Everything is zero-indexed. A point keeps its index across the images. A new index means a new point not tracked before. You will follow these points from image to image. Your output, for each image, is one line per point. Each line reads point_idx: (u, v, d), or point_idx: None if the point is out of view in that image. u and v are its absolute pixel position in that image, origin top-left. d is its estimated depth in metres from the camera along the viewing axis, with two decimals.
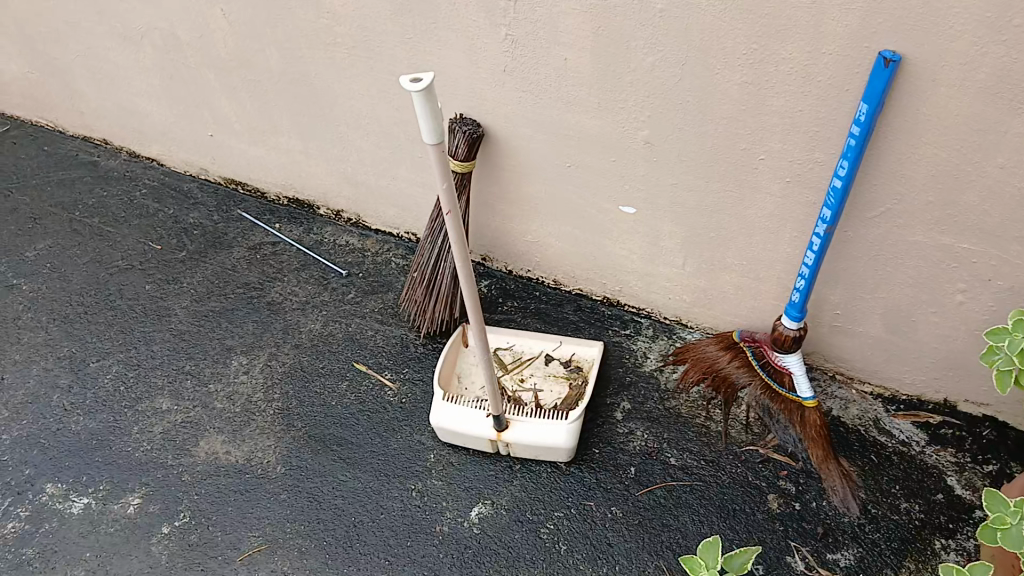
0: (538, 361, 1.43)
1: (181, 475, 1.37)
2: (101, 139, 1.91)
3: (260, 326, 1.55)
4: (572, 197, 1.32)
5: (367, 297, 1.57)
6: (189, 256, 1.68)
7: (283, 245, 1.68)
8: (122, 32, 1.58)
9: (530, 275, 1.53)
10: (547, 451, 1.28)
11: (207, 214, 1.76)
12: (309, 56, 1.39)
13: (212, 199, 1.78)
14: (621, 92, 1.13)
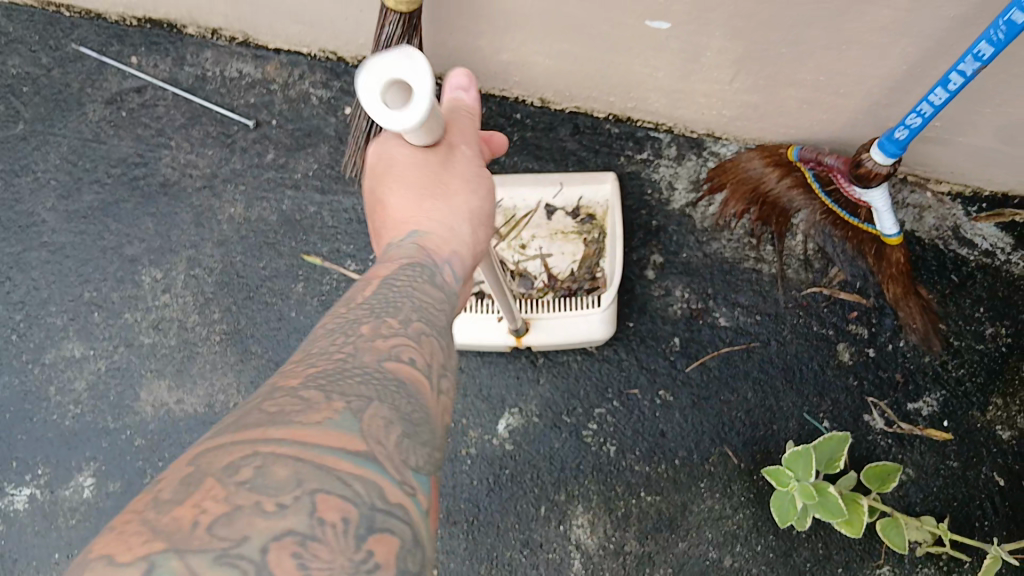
0: (536, 212, 1.13)
1: (133, 440, 1.11)
2: None
3: (163, 221, 1.18)
4: (567, 12, 0.93)
5: (292, 156, 1.19)
6: (29, 130, 1.22)
7: (152, 90, 1.22)
8: None
9: (505, 93, 1.16)
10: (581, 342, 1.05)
11: (28, 55, 1.25)
12: None
13: (26, 29, 1.26)
14: None
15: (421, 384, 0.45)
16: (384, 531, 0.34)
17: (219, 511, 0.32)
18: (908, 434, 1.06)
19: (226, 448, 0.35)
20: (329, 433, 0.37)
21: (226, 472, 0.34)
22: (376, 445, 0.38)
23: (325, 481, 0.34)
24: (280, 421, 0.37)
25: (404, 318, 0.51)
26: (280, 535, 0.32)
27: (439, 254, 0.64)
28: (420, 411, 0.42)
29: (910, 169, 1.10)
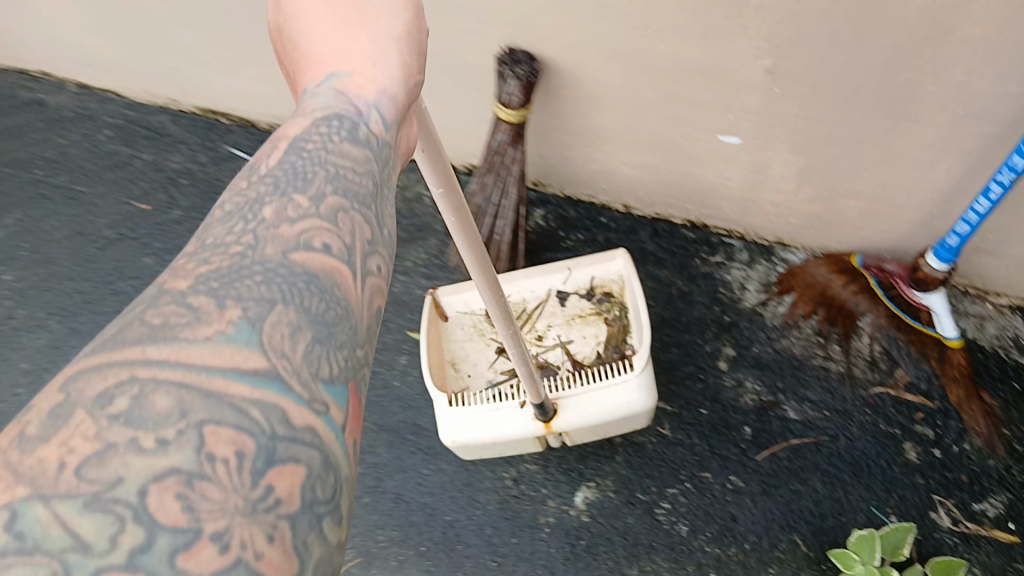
0: (552, 300, 1.20)
1: None
2: (37, 71, 1.56)
3: None
4: (651, 127, 1.09)
5: (406, 245, 1.35)
6: (185, 216, 1.43)
7: None
8: None
9: (592, 199, 1.31)
10: (618, 417, 1.07)
11: (191, 155, 1.48)
12: None
13: (192, 134, 1.50)
14: (740, 18, 0.87)
15: (335, 276, 0.42)
16: (289, 459, 0.35)
17: (87, 449, 0.31)
18: (973, 533, 1.09)
19: (101, 371, 0.34)
20: (217, 352, 0.36)
21: (97, 402, 0.33)
22: (279, 360, 0.37)
23: (213, 410, 0.34)
24: (158, 339, 0.36)
25: (317, 191, 0.46)
26: (161, 474, 0.32)
27: (362, 98, 0.54)
28: (337, 311, 0.41)
29: (970, 280, 1.18)
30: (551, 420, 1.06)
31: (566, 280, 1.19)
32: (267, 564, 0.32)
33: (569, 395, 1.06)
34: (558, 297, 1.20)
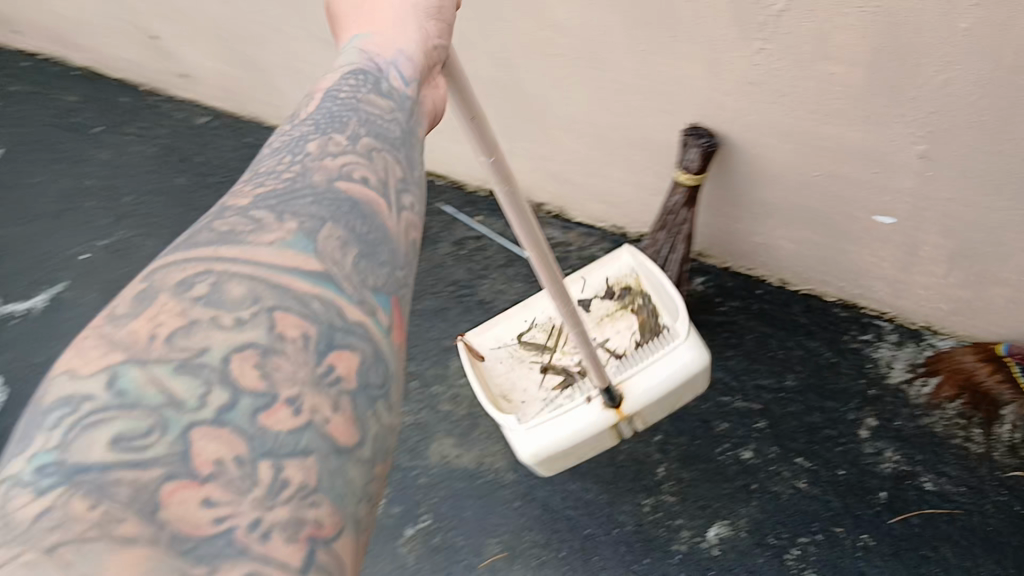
0: (576, 309, 1.43)
1: (418, 477, 1.41)
2: None
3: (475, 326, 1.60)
4: (813, 204, 1.25)
5: None
6: None
7: (487, 240, 1.72)
8: (323, 38, 1.58)
9: (751, 272, 1.48)
10: (684, 382, 1.22)
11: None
12: (522, 62, 1.36)
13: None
14: (900, 107, 1.03)
15: (373, 205, 0.56)
16: (345, 347, 0.46)
17: (175, 323, 0.43)
18: None
19: (185, 266, 0.47)
20: (277, 256, 0.48)
21: (183, 287, 0.45)
22: (330, 267, 0.50)
23: (281, 301, 0.46)
24: (234, 244, 0.49)
25: (352, 134, 0.61)
26: (241, 346, 0.43)
27: (384, 54, 0.71)
28: (375, 233, 0.54)
29: None
30: (620, 403, 1.20)
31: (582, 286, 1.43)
32: (334, 428, 0.42)
33: (628, 379, 1.22)
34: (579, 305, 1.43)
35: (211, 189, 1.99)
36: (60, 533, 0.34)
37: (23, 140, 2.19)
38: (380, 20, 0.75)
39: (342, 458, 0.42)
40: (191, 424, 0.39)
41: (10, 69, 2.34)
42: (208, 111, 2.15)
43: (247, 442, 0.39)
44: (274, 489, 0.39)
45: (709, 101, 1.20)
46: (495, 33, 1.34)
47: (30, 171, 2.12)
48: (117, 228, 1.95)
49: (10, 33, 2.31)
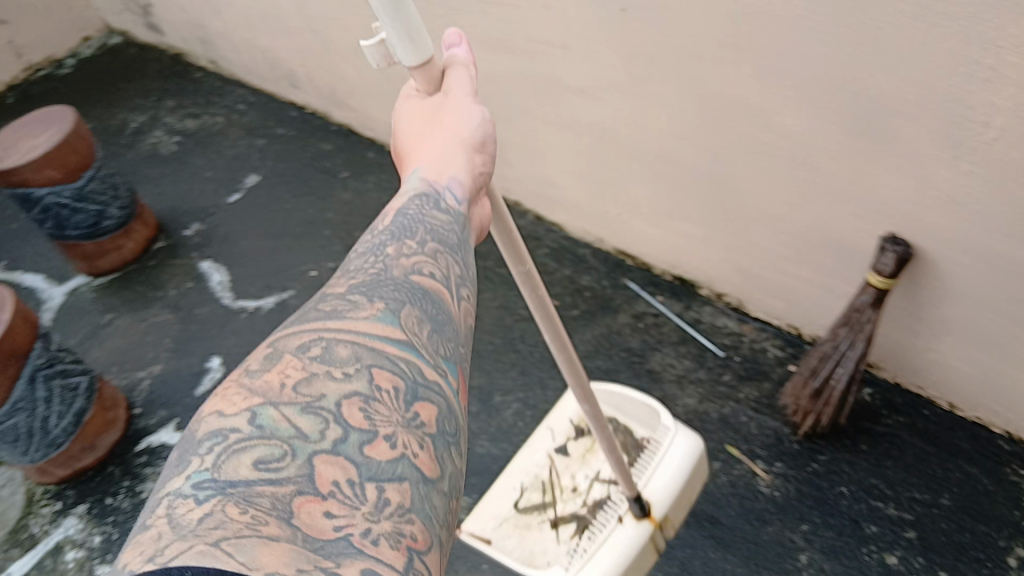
0: (559, 456, 1.61)
1: None
2: (512, 201, 2.27)
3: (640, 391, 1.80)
4: (997, 325, 1.34)
5: (741, 382, 1.77)
6: (580, 315, 1.97)
7: (663, 318, 1.91)
8: (562, 120, 1.75)
9: (920, 390, 1.62)
10: (691, 466, 1.46)
11: (597, 279, 2.04)
12: (738, 166, 1.48)
13: (603, 264, 2.07)
14: None
15: (437, 291, 0.84)
16: (423, 398, 0.72)
17: (298, 376, 0.69)
18: None
19: (302, 335, 0.73)
20: (370, 326, 0.75)
21: (302, 350, 0.71)
22: (412, 338, 0.76)
23: (378, 361, 0.72)
24: (336, 320, 0.76)
25: (422, 240, 0.90)
26: (347, 394, 0.68)
27: (440, 181, 0.98)
28: (440, 311, 0.82)
29: None
30: (649, 511, 1.40)
31: (552, 435, 1.64)
32: (421, 463, 0.67)
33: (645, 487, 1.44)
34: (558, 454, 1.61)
35: None
36: (220, 530, 0.55)
37: (284, 175, 2.64)
38: (433, 156, 1.00)
39: (429, 484, 0.66)
40: (313, 451, 0.63)
41: (285, 116, 2.85)
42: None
43: (356, 467, 0.64)
44: (379, 507, 0.62)
45: (910, 214, 1.29)
46: (721, 133, 1.45)
47: (285, 198, 2.55)
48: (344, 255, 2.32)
49: (289, 87, 2.78)
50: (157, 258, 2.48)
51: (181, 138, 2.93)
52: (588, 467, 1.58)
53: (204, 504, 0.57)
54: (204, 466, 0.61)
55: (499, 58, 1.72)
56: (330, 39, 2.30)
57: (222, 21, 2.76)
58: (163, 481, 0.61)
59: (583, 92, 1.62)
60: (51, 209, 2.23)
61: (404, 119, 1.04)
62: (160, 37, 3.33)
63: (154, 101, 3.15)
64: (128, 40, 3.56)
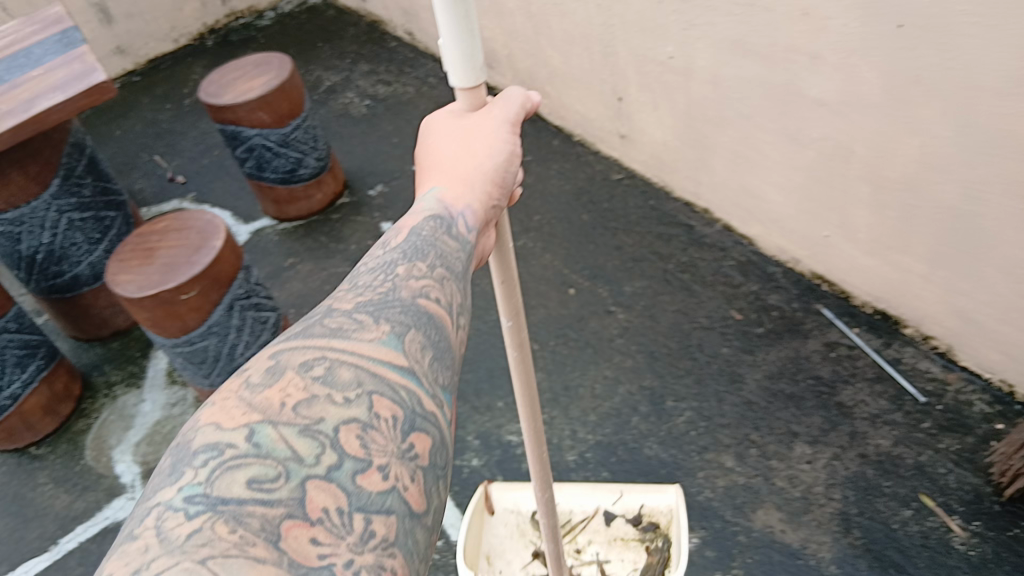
0: (601, 515, 1.50)
1: (737, 534, 1.57)
2: (702, 208, 2.21)
3: (828, 422, 1.71)
4: None
5: (941, 431, 1.66)
6: (766, 333, 1.89)
7: (860, 351, 1.82)
8: (793, 133, 1.71)
9: None
10: None
11: (787, 299, 1.95)
12: (994, 201, 1.42)
13: (795, 286, 1.97)
14: None
15: (441, 317, 0.88)
16: (420, 428, 0.73)
17: (299, 396, 0.69)
18: None
19: (303, 351, 0.74)
20: (374, 350, 0.77)
21: (303, 368, 0.72)
22: (411, 365, 0.79)
23: (378, 388, 0.73)
24: (339, 339, 0.77)
25: (432, 267, 0.95)
26: (345, 420, 0.68)
27: (456, 206, 1.05)
28: (440, 337, 0.86)
29: None
30: None
31: (618, 503, 1.48)
32: (410, 497, 0.67)
33: None
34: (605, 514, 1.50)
35: (607, 231, 2.27)
36: (207, 548, 0.56)
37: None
38: (457, 180, 1.08)
39: (414, 519, 0.67)
40: (307, 475, 0.63)
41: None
42: (624, 169, 2.43)
43: (346, 496, 0.64)
44: (363, 538, 0.62)
45: None
46: (988, 167, 1.39)
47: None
48: (522, 236, 2.31)
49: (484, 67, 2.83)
50: (340, 211, 2.55)
51: (370, 101, 3.00)
52: (609, 552, 1.48)
53: (194, 519, 0.57)
54: (198, 480, 0.61)
55: (742, 64, 1.72)
56: (542, 23, 2.33)
57: None
58: (155, 490, 0.61)
59: (830, 108, 1.59)
60: (256, 150, 2.34)
61: (434, 135, 1.11)
62: (361, 2, 3.44)
63: (348, 62, 3.24)
64: (327, 2, 3.68)
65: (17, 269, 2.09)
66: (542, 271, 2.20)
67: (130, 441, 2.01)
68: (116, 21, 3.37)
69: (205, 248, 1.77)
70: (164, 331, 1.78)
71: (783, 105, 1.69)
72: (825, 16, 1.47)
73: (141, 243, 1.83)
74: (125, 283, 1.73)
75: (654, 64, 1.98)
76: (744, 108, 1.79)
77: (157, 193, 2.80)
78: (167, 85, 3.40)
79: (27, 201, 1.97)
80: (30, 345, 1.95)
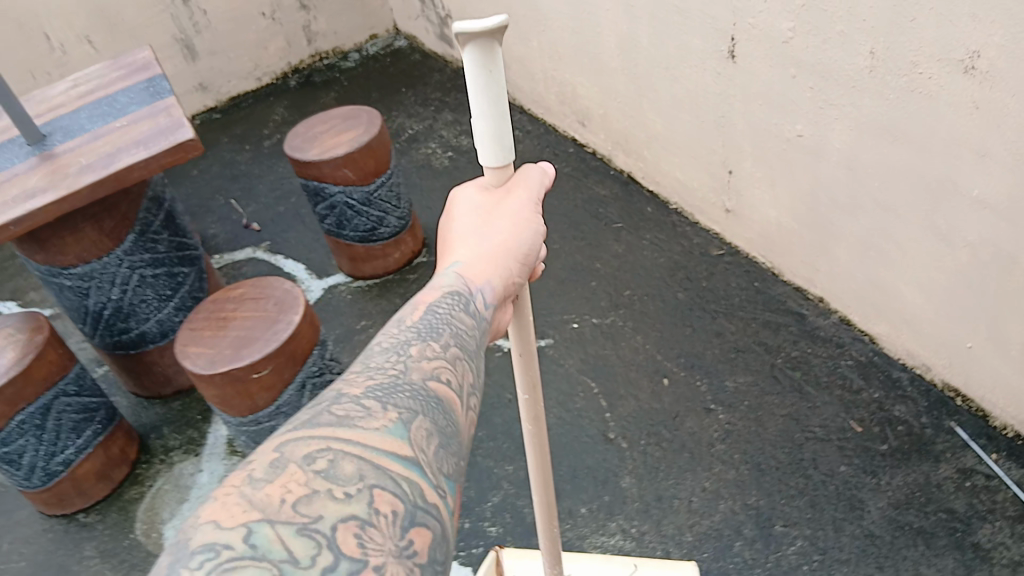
0: None
1: None
2: (817, 296, 2.01)
3: (962, 568, 1.48)
4: None
5: None
6: (890, 452, 1.68)
7: (999, 482, 1.59)
8: (941, 232, 1.54)
9: None
10: None
11: (915, 412, 1.74)
12: None
13: (924, 398, 1.76)
14: None
15: (450, 400, 0.84)
16: (420, 523, 0.69)
17: (300, 491, 0.66)
18: None
19: (307, 441, 0.71)
20: (378, 440, 0.74)
21: (306, 461, 0.69)
22: (416, 454, 0.75)
23: (380, 481, 0.69)
24: (344, 427, 0.74)
25: (447, 343, 0.92)
26: (345, 517, 0.65)
27: (476, 281, 1.02)
28: (446, 423, 0.82)
29: None
30: None
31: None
32: None
33: None
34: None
35: (706, 312, 2.07)
36: None
37: (555, 215, 2.50)
38: (476, 255, 1.04)
39: None
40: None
41: (562, 151, 2.75)
42: (725, 245, 2.23)
43: None
44: None
45: None
46: None
47: (554, 237, 2.41)
48: (611, 312, 2.14)
49: (576, 125, 2.69)
50: (417, 271, 2.44)
51: (453, 153, 2.90)
52: None
53: None
54: None
55: (889, 151, 1.56)
56: (646, 87, 2.19)
57: (525, 48, 2.72)
58: None
59: (995, 212, 1.41)
60: (337, 206, 2.27)
61: (456, 211, 1.09)
62: (447, 48, 3.34)
63: (432, 110, 3.15)
64: (413, 45, 3.60)
65: (84, 323, 1.99)
66: (634, 355, 2.01)
67: (183, 515, 1.86)
68: (200, 58, 3.34)
69: (282, 321, 1.65)
70: (231, 409, 1.65)
71: (933, 199, 1.52)
72: (1003, 112, 1.31)
73: (215, 311, 1.71)
74: (194, 356, 1.61)
75: (776, 140, 1.83)
76: (885, 197, 1.62)
77: (231, 239, 2.71)
78: (246, 125, 3.35)
79: (99, 257, 1.88)
80: (88, 409, 1.84)
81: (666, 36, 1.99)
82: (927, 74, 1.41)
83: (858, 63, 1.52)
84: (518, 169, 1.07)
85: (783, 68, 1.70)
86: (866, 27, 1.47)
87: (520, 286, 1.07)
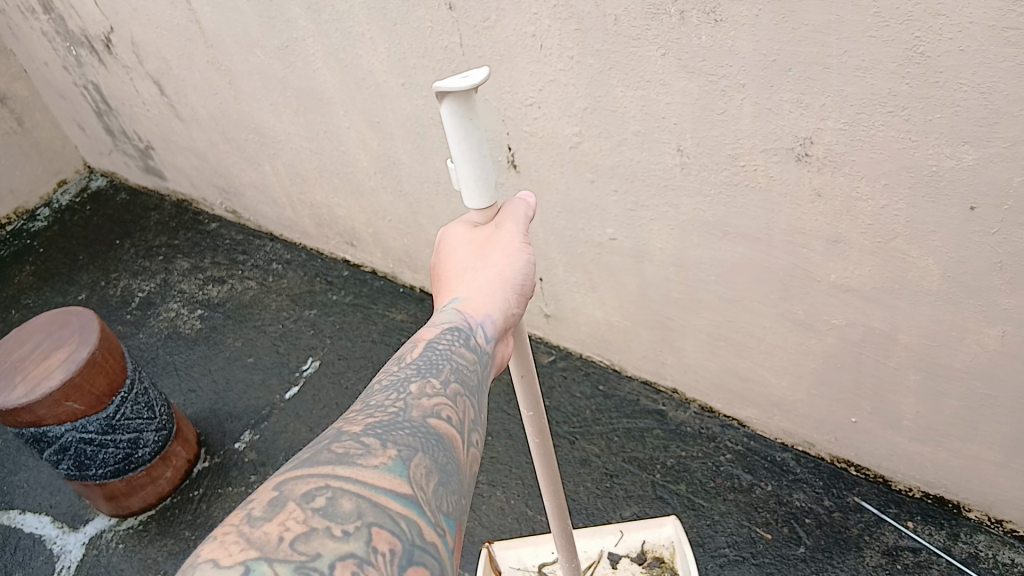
0: (605, 560, 1.43)
1: None
2: (669, 387, 1.81)
3: None
4: None
5: None
6: (811, 555, 1.50)
7: (927, 553, 1.46)
8: (803, 320, 1.38)
9: None
10: None
11: (816, 497, 1.58)
12: None
13: (817, 476, 1.61)
14: None
15: (452, 437, 0.79)
16: (417, 562, 0.65)
17: (298, 532, 0.62)
18: None
19: (311, 477, 0.68)
20: (378, 477, 0.70)
21: (306, 498, 0.66)
22: (417, 492, 0.70)
23: (380, 520, 0.65)
24: (344, 464, 0.70)
25: (445, 378, 0.87)
26: (343, 558, 0.61)
27: (476, 316, 0.96)
28: (449, 459, 0.77)
29: None
30: None
31: (620, 542, 1.43)
32: None
33: None
34: (609, 558, 1.44)
35: (561, 439, 1.80)
36: None
37: (352, 362, 2.12)
38: (473, 290, 0.99)
39: None
40: None
41: (335, 277, 2.37)
42: (554, 349, 1.98)
43: None
44: None
45: None
46: None
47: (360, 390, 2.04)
48: None
49: (345, 246, 2.32)
50: (199, 485, 1.97)
51: (203, 310, 2.41)
52: None
53: None
54: None
55: (727, 247, 1.37)
56: (418, 203, 1.87)
57: (256, 174, 2.29)
58: None
59: (862, 295, 1.26)
60: (70, 447, 1.75)
61: (449, 250, 1.04)
62: (158, 180, 2.81)
63: (161, 260, 2.62)
64: (114, 182, 3.01)
65: None
66: (500, 518, 1.71)
67: None
68: None
69: None
70: None
71: (787, 289, 1.35)
72: (854, 197, 1.14)
73: None
74: None
75: (588, 245, 1.60)
76: (729, 290, 1.44)
77: None
78: None
79: None
80: None
81: (430, 150, 1.68)
82: (752, 166, 1.22)
83: (668, 163, 1.32)
84: (505, 204, 1.03)
85: (580, 173, 1.46)
86: (669, 125, 1.26)
87: (519, 318, 1.02)
